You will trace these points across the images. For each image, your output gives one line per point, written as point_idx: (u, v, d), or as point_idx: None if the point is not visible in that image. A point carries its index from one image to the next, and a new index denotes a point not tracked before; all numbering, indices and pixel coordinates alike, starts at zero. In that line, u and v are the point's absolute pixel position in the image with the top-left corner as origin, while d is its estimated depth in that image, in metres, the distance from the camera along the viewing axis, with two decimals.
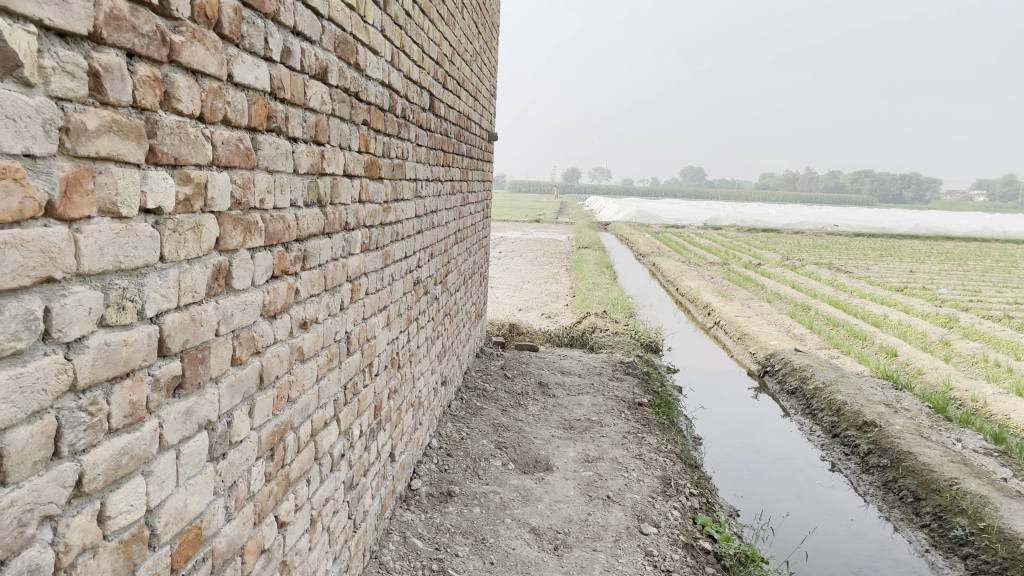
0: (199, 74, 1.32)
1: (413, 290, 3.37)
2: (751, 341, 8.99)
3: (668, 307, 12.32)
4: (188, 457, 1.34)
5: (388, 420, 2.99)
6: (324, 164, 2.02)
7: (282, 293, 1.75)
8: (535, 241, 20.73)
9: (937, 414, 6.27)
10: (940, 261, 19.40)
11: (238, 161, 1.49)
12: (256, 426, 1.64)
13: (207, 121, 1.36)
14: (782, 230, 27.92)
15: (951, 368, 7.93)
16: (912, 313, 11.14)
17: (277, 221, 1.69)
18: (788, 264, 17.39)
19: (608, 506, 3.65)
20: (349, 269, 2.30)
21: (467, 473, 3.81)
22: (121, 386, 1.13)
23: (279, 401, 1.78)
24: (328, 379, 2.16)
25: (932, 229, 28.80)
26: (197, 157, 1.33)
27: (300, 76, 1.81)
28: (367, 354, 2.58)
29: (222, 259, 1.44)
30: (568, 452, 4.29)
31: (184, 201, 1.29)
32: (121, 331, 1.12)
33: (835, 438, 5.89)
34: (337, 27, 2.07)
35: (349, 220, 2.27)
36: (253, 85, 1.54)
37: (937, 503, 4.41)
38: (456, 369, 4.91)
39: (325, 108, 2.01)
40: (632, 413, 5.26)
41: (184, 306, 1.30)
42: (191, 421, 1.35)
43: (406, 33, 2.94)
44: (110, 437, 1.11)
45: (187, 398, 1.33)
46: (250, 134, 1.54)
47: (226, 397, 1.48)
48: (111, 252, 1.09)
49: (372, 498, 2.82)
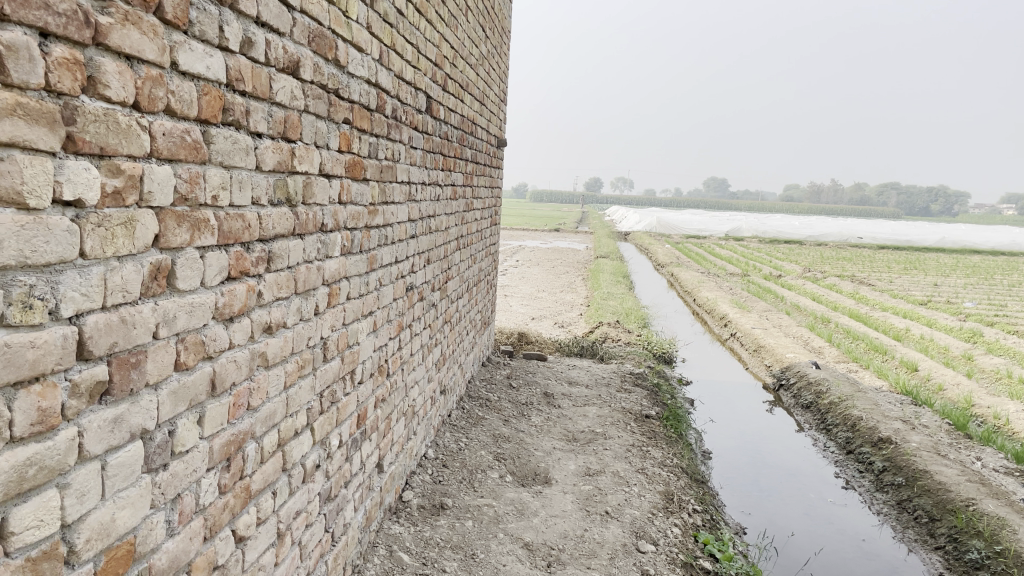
0: (134, 60, 1.24)
1: (406, 297, 3.28)
2: (768, 354, 8.82)
3: (684, 318, 12.16)
4: (116, 468, 1.25)
5: (374, 429, 2.90)
6: (295, 162, 1.93)
7: (240, 295, 1.66)
8: (554, 251, 20.66)
9: (957, 431, 6.08)
10: (966, 274, 19.07)
11: (184, 155, 1.41)
12: (206, 436, 1.55)
13: (144, 110, 1.28)
14: (805, 241, 27.60)
15: (973, 384, 7.72)
16: (934, 328, 10.90)
17: (233, 219, 1.61)
18: (809, 276, 17.13)
19: (605, 522, 3.53)
20: (325, 273, 2.21)
21: (462, 485, 3.70)
22: (27, 391, 1.04)
23: (237, 409, 1.69)
24: (299, 387, 2.07)
25: (958, 243, 28.32)
26: (130, 148, 1.24)
27: (264, 69, 1.73)
28: (349, 361, 2.49)
29: (163, 258, 1.35)
30: (568, 465, 4.17)
31: (114, 194, 1.20)
32: (28, 331, 1.04)
33: (849, 454, 5.72)
34: (311, 20, 1.98)
35: (326, 221, 2.19)
36: (204, 74, 1.46)
37: (952, 525, 4.24)
38: (457, 378, 4.81)
39: (296, 104, 1.92)
40: (638, 426, 5.14)
41: (112, 306, 1.21)
42: (120, 429, 1.26)
43: (399, 32, 2.85)
44: (12, 446, 1.03)
45: (115, 405, 1.24)
46: (199, 126, 1.46)
47: (167, 404, 1.39)
48: (13, 246, 1.01)
49: (355, 510, 2.72)
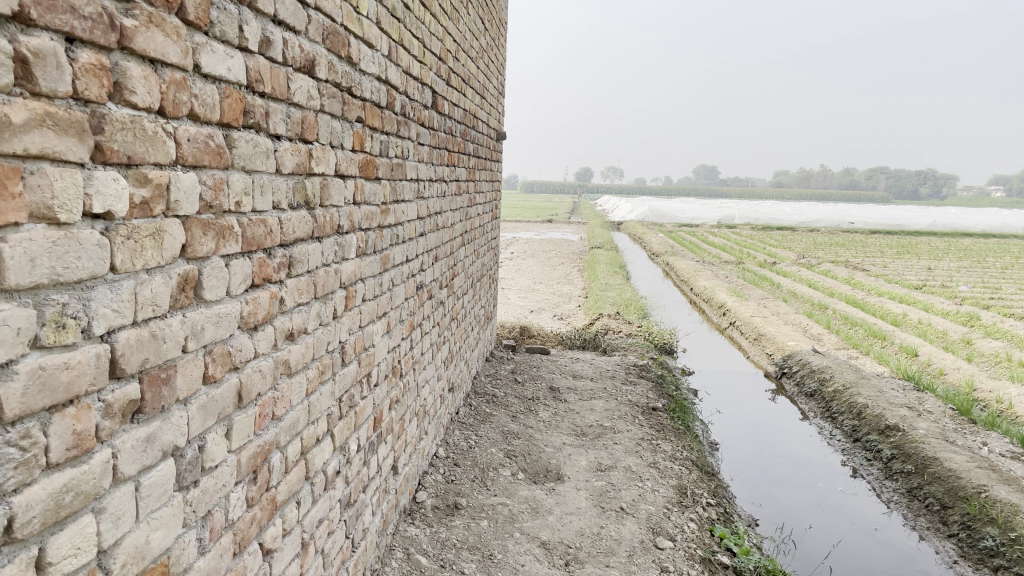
0: (158, 64, 1.19)
1: (416, 295, 3.23)
2: (768, 342, 8.80)
3: (682, 308, 12.14)
4: (150, 489, 1.21)
5: (389, 431, 2.85)
6: (312, 164, 1.88)
7: (264, 303, 1.61)
8: (548, 242, 20.61)
9: (961, 416, 6.07)
10: (959, 257, 19.12)
11: (208, 160, 1.35)
12: (234, 449, 1.51)
13: (169, 116, 1.22)
14: (798, 227, 27.64)
15: (974, 369, 7.72)
16: (931, 312, 10.91)
17: (256, 225, 1.56)
18: (804, 263, 17.14)
19: (621, 518, 3.50)
20: (342, 275, 2.16)
21: (475, 484, 3.67)
22: (61, 415, 1.00)
23: (263, 420, 1.65)
24: (320, 393, 2.02)
25: (949, 226, 28.40)
26: (157, 157, 1.19)
27: (282, 69, 1.67)
28: (365, 364, 2.44)
29: (190, 269, 1.30)
30: (580, 461, 4.13)
31: (142, 205, 1.15)
32: (62, 352, 1.00)
33: (856, 442, 5.71)
34: (325, 17, 1.93)
35: (342, 223, 2.14)
36: (226, 77, 1.41)
37: (965, 512, 4.23)
38: (464, 375, 4.77)
39: (312, 104, 1.87)
40: (646, 419, 5.11)
41: (143, 321, 1.17)
42: (152, 448, 1.21)
43: (405, 27, 2.80)
44: (48, 474, 0.98)
45: (147, 424, 1.20)
46: (222, 130, 1.41)
47: (197, 419, 1.34)
48: (46, 264, 0.96)
49: (373, 514, 2.68)
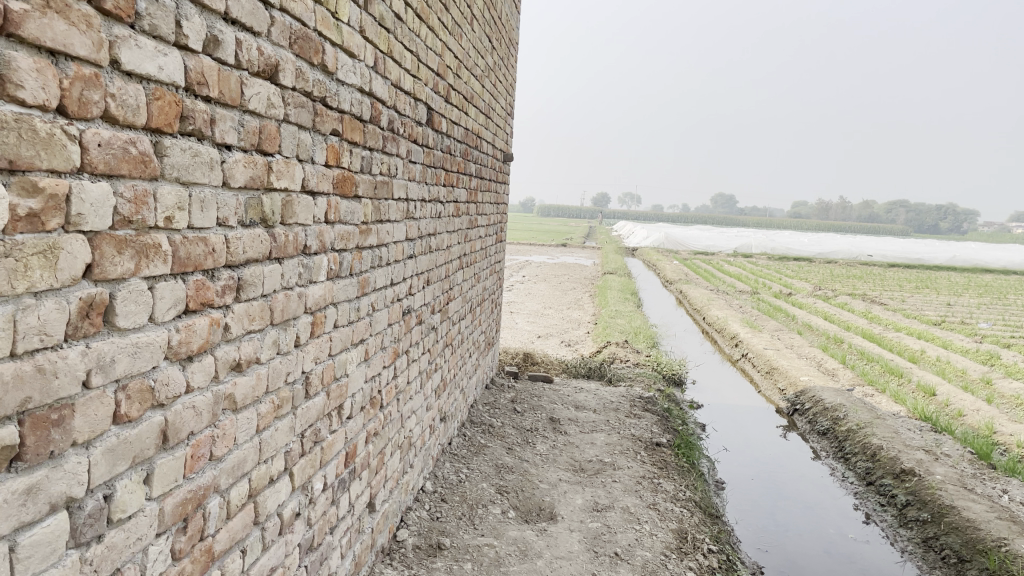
0: (60, 56, 1.03)
1: (403, 320, 3.07)
2: (780, 376, 8.55)
3: (694, 337, 11.91)
4: (30, 549, 1.04)
5: (365, 466, 2.66)
6: (271, 178, 1.72)
7: (201, 330, 1.44)
8: (561, 266, 20.43)
9: (981, 461, 5.79)
10: (978, 294, 18.71)
11: (128, 169, 1.19)
12: (155, 496, 1.33)
13: (72, 116, 1.06)
14: (814, 258, 27.25)
15: (994, 411, 7.42)
16: (950, 349, 10.58)
17: (193, 243, 1.39)
18: (820, 295, 16.81)
19: (615, 565, 3.29)
20: (308, 299, 1.99)
21: (461, 522, 3.46)
22: None
23: (196, 461, 1.47)
24: (275, 429, 1.84)
25: (970, 262, 27.98)
26: (52, 161, 1.03)
27: (234, 72, 1.51)
28: (335, 396, 2.26)
29: (98, 292, 1.14)
30: (575, 499, 3.93)
31: (29, 217, 0.99)
32: None
33: (869, 485, 5.47)
34: (293, 20, 1.77)
35: (309, 243, 1.97)
36: (156, 76, 1.25)
37: (984, 567, 3.97)
38: (458, 404, 4.57)
39: (274, 113, 1.71)
40: (648, 455, 4.88)
41: (26, 353, 1.00)
42: (36, 502, 1.04)
43: (396, 38, 2.64)
44: None
45: (28, 474, 1.03)
46: (149, 135, 1.24)
47: (102, 464, 1.17)
48: None
49: (341, 556, 2.48)
